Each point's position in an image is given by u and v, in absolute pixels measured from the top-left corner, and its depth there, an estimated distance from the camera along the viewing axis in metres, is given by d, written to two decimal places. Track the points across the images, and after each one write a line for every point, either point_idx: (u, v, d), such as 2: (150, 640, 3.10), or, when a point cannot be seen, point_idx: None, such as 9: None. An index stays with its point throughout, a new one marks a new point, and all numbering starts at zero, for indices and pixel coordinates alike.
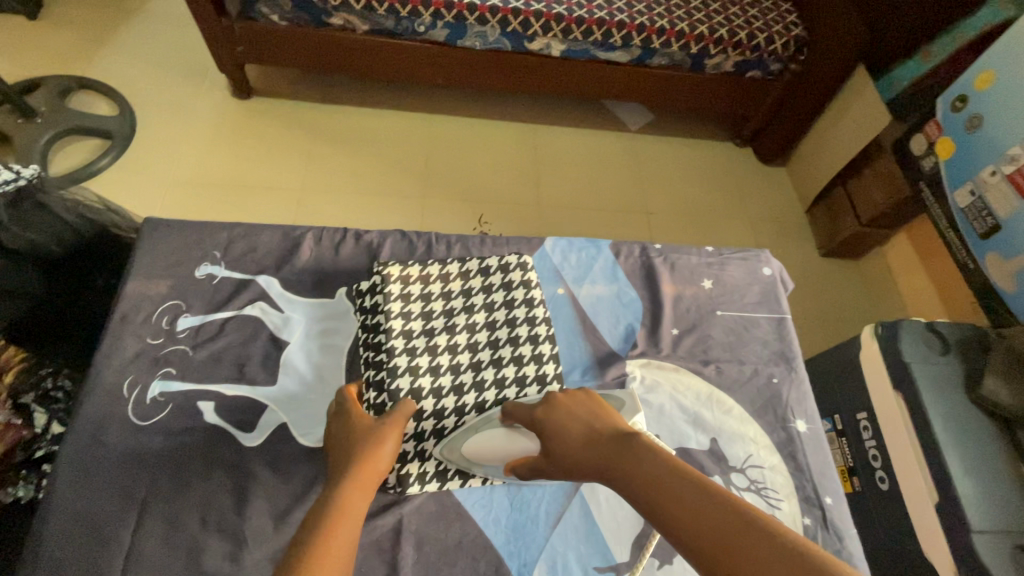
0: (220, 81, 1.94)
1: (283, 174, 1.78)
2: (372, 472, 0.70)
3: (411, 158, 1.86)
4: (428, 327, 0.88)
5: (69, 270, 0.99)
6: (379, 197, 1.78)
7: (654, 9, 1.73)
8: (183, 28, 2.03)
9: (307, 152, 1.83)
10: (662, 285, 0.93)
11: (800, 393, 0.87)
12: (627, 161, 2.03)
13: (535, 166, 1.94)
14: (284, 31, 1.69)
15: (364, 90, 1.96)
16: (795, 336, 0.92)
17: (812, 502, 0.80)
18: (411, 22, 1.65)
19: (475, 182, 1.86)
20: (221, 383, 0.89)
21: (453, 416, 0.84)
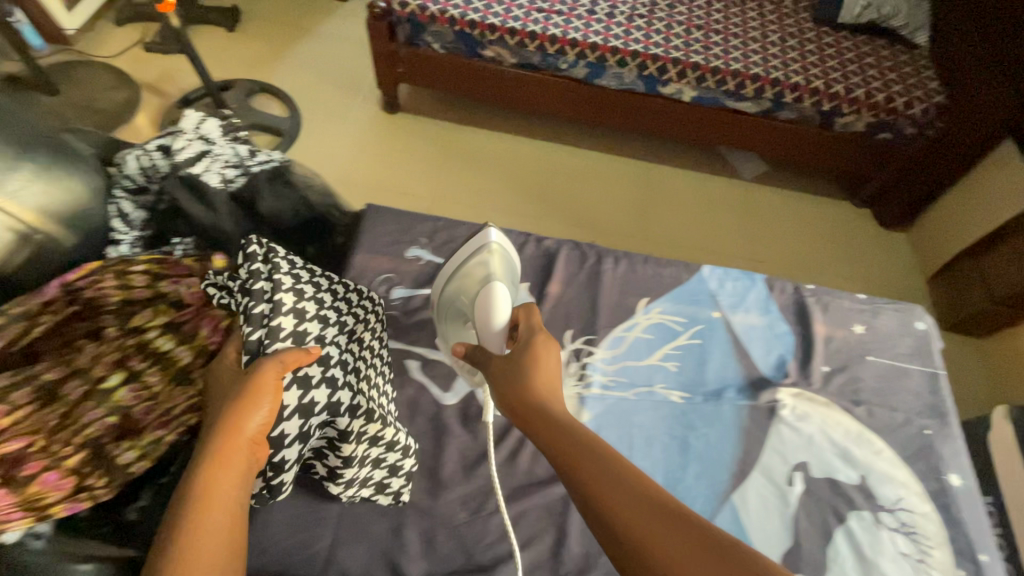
0: (373, 96, 2.19)
1: (420, 183, 1.97)
2: (244, 452, 0.65)
3: (534, 181, 2.00)
4: (319, 314, 0.84)
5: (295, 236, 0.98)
6: (501, 213, 1.92)
7: (789, 65, 1.78)
8: (349, 48, 2.32)
9: (442, 164, 2.01)
10: (816, 324, 0.94)
11: (953, 448, 0.86)
12: (736, 207, 2.06)
13: (645, 201, 2.01)
14: (441, 58, 1.90)
15: (497, 116, 2.14)
16: (948, 393, 0.91)
17: (965, 556, 0.78)
18: (555, 59, 1.80)
19: (591, 209, 1.97)
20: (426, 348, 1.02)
21: (345, 415, 0.80)
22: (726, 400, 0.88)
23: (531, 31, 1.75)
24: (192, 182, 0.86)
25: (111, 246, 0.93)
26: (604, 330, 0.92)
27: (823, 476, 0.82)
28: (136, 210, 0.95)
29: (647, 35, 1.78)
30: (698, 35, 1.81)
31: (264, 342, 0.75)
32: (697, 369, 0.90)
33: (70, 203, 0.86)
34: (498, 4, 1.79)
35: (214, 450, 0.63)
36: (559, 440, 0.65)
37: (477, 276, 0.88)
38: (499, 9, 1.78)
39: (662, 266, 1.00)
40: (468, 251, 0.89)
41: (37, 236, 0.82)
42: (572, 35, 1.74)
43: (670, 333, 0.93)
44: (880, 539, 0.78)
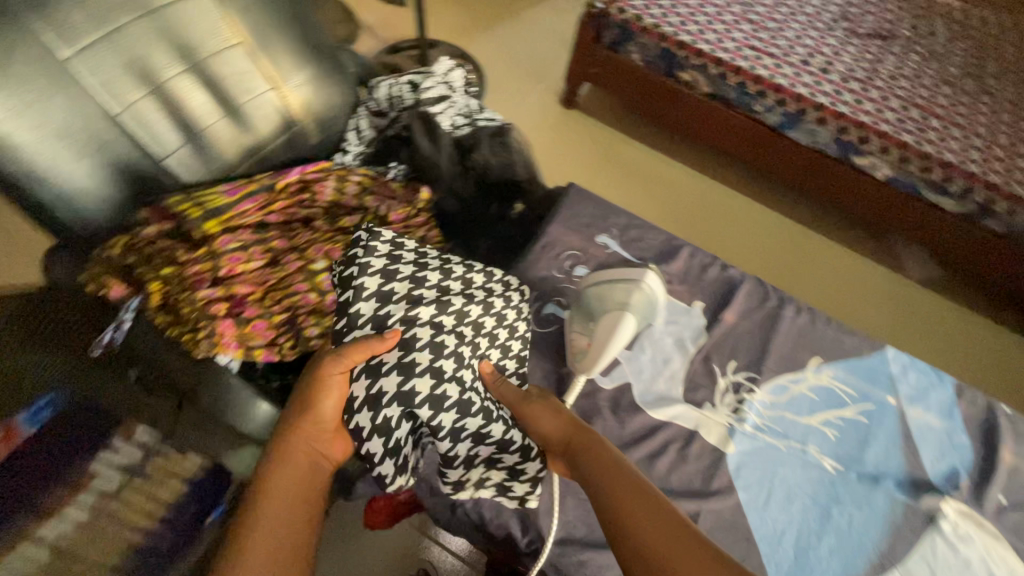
0: (554, 88, 2.27)
1: (576, 166, 2.05)
2: (301, 466, 0.63)
3: (683, 197, 2.00)
4: (415, 296, 0.72)
5: (497, 191, 1.04)
6: (644, 208, 1.96)
7: (1014, 174, 1.60)
8: (545, 40, 2.42)
9: (599, 165, 2.06)
10: (1006, 449, 0.75)
11: None
12: (890, 288, 1.91)
13: (791, 248, 1.94)
14: (636, 70, 1.93)
15: (665, 140, 2.13)
16: None
17: None
18: (752, 99, 1.76)
19: (732, 237, 1.94)
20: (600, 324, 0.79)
21: (449, 411, 0.67)
22: (879, 490, 0.71)
23: (737, 65, 1.72)
24: (428, 118, 0.97)
25: (337, 153, 1.04)
26: (772, 373, 0.77)
27: None
28: (369, 128, 1.05)
29: (859, 100, 1.69)
30: (915, 115, 1.68)
31: (342, 331, 0.70)
32: (864, 451, 0.73)
33: (326, 106, 0.99)
34: (712, 33, 1.78)
35: (275, 463, 0.62)
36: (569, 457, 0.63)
37: (617, 297, 0.72)
38: (711, 37, 1.77)
39: (846, 331, 0.83)
40: (595, 276, 0.76)
41: (296, 125, 0.96)
42: (779, 80, 1.69)
43: (835, 400, 0.77)
44: None
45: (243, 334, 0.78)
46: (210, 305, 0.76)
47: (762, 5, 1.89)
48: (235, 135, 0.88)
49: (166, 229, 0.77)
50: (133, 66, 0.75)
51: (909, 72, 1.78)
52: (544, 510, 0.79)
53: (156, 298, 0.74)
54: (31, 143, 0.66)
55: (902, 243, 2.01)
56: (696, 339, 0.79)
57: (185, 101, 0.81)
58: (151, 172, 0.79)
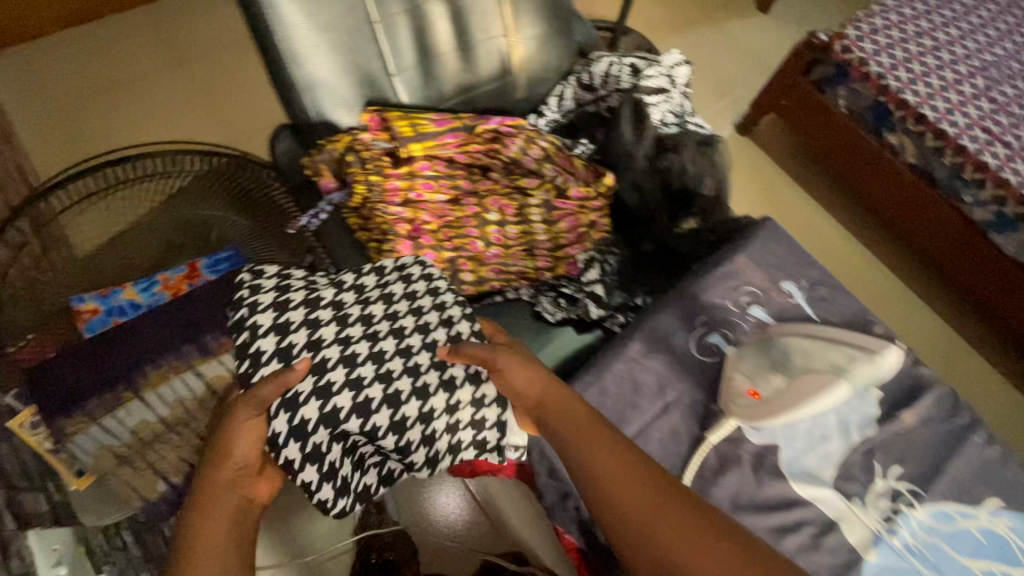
0: (732, 109, 2.14)
1: (751, 197, 1.95)
2: (223, 498, 0.61)
3: (856, 255, 1.86)
4: (312, 317, 0.70)
5: (680, 202, 0.94)
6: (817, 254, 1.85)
7: None
8: (739, 57, 2.27)
9: (772, 202, 1.94)
10: None
11: None
12: None
13: (961, 344, 1.75)
14: (836, 116, 1.75)
15: (836, 198, 1.94)
16: None
17: None
18: (963, 185, 1.55)
19: (901, 310, 1.78)
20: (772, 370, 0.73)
21: (382, 416, 0.68)
22: None
23: (964, 143, 1.51)
24: (640, 107, 0.92)
25: (535, 114, 1.04)
26: (937, 495, 0.68)
27: None
28: (571, 100, 1.03)
29: None
30: None
31: (250, 372, 0.67)
32: None
33: (541, 67, 0.99)
34: (942, 99, 1.57)
35: (198, 512, 0.59)
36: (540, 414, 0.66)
37: (825, 359, 0.70)
38: (940, 104, 1.57)
39: None
40: (789, 328, 0.73)
41: (510, 77, 0.97)
42: (1008, 174, 1.47)
43: (1007, 558, 0.65)
44: None
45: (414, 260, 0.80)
46: (400, 221, 0.78)
47: (1013, 84, 1.64)
48: (457, 68, 0.89)
49: (379, 142, 0.82)
50: None
51: None
52: None
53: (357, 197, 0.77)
54: (301, 33, 0.72)
55: None
56: (863, 427, 0.69)
57: (431, 23, 0.83)
58: (381, 85, 0.83)
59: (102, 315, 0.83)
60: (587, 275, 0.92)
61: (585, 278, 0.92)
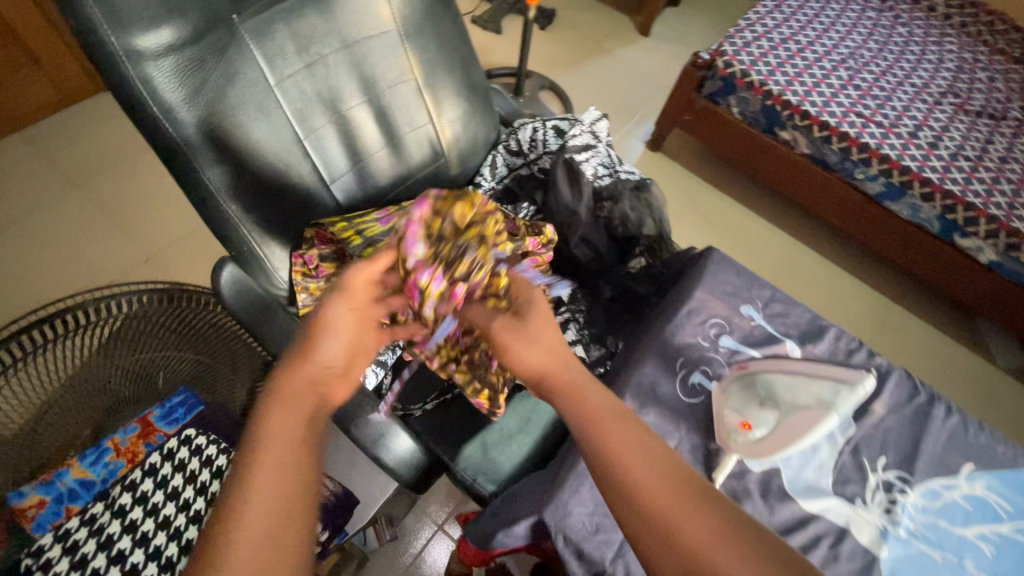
0: (640, 129, 2.27)
1: (702, 212, 2.05)
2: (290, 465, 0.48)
3: (797, 243, 2.00)
4: (115, 553, 0.65)
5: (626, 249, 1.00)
6: (776, 254, 1.97)
7: None
8: (626, 78, 2.44)
9: (721, 209, 2.05)
10: None
11: None
12: (978, 372, 1.84)
13: (884, 319, 1.88)
14: (733, 122, 1.91)
15: (750, 194, 2.10)
16: None
17: None
18: (854, 166, 1.73)
19: (838, 302, 1.88)
20: (777, 381, 0.71)
21: None
22: None
23: (845, 132, 1.70)
24: (573, 165, 0.97)
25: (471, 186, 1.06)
26: (922, 476, 0.74)
27: None
28: (503, 166, 1.06)
29: (970, 180, 1.66)
30: None
31: None
32: (1021, 571, 0.70)
33: (470, 144, 1.01)
34: (819, 95, 1.77)
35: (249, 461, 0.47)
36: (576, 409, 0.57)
37: (812, 392, 0.70)
38: (818, 99, 1.76)
39: (997, 437, 0.79)
40: (767, 366, 0.73)
41: (443, 157, 0.98)
42: (886, 151, 1.67)
43: (981, 516, 0.73)
44: None
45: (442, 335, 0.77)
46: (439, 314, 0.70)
47: (868, 70, 1.88)
48: (391, 163, 0.90)
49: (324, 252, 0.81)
50: (325, 95, 0.78)
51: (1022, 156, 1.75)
52: None
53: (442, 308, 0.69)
54: (228, 171, 0.69)
55: (991, 325, 1.94)
56: (843, 430, 0.76)
57: (358, 127, 0.83)
58: (320, 197, 0.81)
59: (51, 505, 0.74)
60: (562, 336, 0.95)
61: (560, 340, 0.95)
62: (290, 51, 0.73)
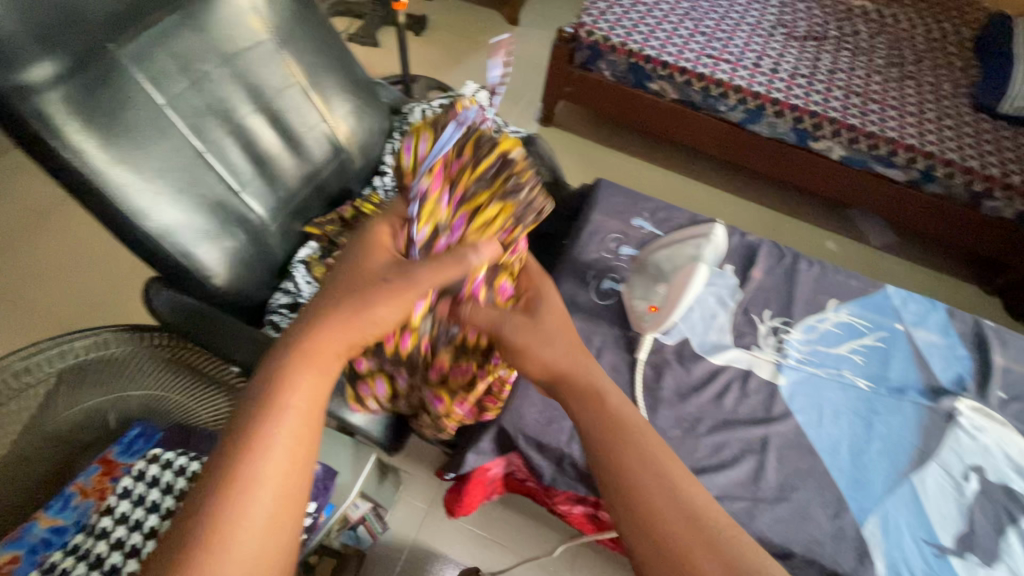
0: (530, 109, 2.42)
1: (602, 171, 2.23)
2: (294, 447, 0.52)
3: (689, 180, 2.23)
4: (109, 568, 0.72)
5: None
6: (673, 194, 2.18)
7: (945, 144, 1.86)
8: (507, 65, 2.60)
9: (617, 165, 2.24)
10: (994, 355, 0.90)
11: None
12: (856, 253, 2.15)
13: (773, 228, 2.15)
14: (608, 84, 2.10)
15: (640, 146, 2.30)
16: None
17: None
18: (717, 101, 1.97)
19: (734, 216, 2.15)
20: (659, 259, 0.88)
21: None
22: (905, 399, 0.84)
23: (701, 72, 1.92)
24: None
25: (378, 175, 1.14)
26: (799, 316, 0.91)
27: (998, 481, 0.78)
28: None
29: (809, 93, 1.93)
30: (856, 100, 1.94)
31: None
32: (887, 366, 0.87)
33: (368, 135, 1.09)
34: (672, 45, 1.99)
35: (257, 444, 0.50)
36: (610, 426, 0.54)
37: (685, 254, 0.88)
38: (673, 49, 1.98)
39: (850, 275, 0.98)
40: (647, 254, 0.90)
41: (344, 152, 1.05)
42: (738, 82, 1.91)
43: (852, 334, 0.90)
44: None
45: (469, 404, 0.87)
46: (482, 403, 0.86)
47: (709, 17, 2.13)
48: (296, 164, 0.96)
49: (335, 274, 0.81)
50: (215, 108, 0.83)
51: (845, 65, 2.06)
52: None
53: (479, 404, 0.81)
54: (137, 191, 0.72)
55: (858, 212, 2.26)
56: (733, 296, 0.91)
57: (255, 134, 0.89)
58: (233, 204, 0.86)
59: (26, 557, 0.74)
60: None
61: None
62: (173, 72, 0.78)
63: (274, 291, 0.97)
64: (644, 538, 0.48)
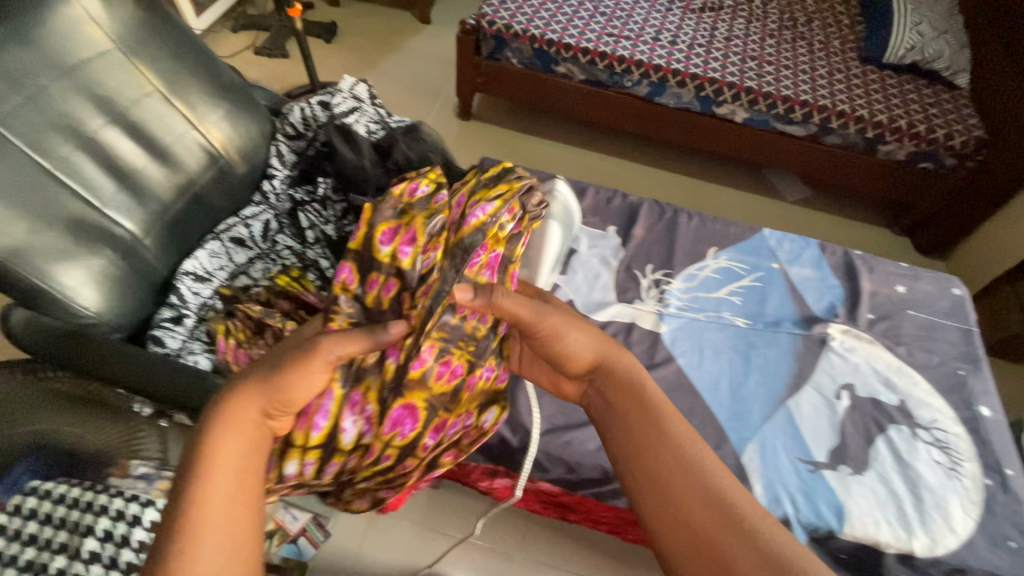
0: (449, 105, 2.43)
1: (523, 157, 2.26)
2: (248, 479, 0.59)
3: (610, 157, 2.29)
4: None
5: None
6: (595, 172, 2.24)
7: (837, 96, 1.95)
8: (422, 63, 2.59)
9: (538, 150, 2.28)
10: (862, 280, 0.95)
11: (987, 387, 0.86)
12: (774, 210, 2.24)
13: (693, 194, 2.23)
14: (518, 72, 2.12)
15: (559, 130, 2.35)
16: (984, 348, 0.91)
17: (994, 467, 0.77)
18: (622, 78, 2.02)
19: (656, 189, 2.21)
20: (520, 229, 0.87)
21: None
22: (780, 332, 0.88)
23: (603, 51, 1.97)
24: (345, 127, 1.09)
25: (268, 178, 1.13)
26: (680, 266, 0.94)
27: (866, 396, 0.83)
28: (289, 153, 1.14)
29: (707, 60, 2.00)
30: (752, 64, 2.02)
31: None
32: (764, 303, 0.91)
33: (247, 138, 1.07)
34: (573, 27, 2.03)
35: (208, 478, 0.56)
36: (644, 441, 0.65)
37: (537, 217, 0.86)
38: (574, 31, 2.02)
39: (728, 223, 1.02)
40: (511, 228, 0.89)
41: (222, 159, 1.03)
42: (639, 57, 1.96)
43: (731, 277, 0.94)
44: (919, 449, 0.78)
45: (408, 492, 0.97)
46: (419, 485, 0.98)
47: None
48: (167, 175, 0.94)
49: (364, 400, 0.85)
50: (59, 123, 0.80)
51: (740, 32, 2.14)
52: (529, 411, 0.97)
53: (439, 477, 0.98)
54: None
55: (773, 171, 2.36)
56: (615, 255, 0.94)
57: (112, 147, 0.86)
58: (95, 220, 0.83)
59: None
60: None
61: None
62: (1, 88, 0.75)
63: (160, 306, 0.95)
64: (677, 531, 0.59)
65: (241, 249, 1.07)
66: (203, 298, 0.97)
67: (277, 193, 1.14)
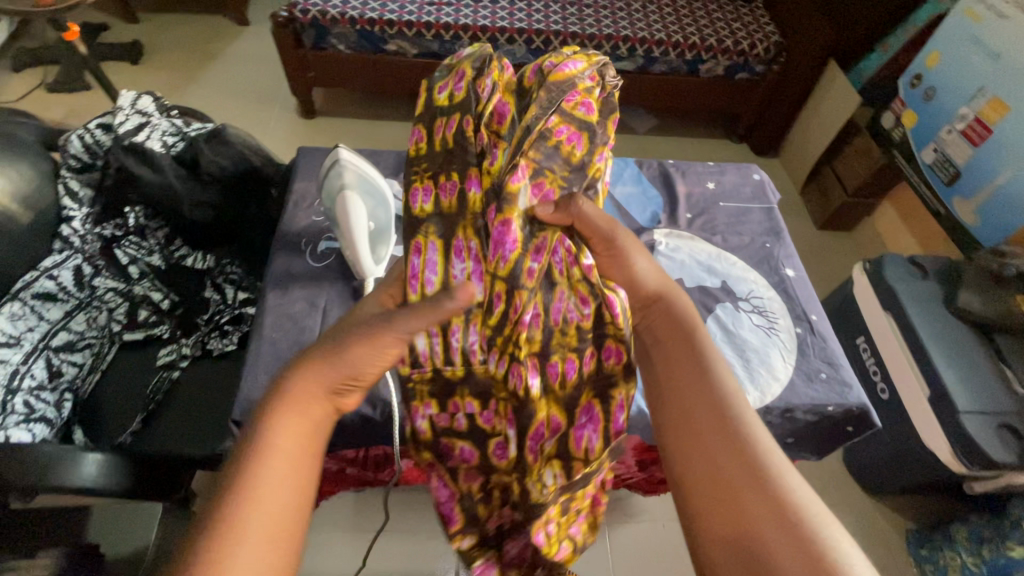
0: (289, 105, 2.30)
1: (379, 144, 2.21)
2: (308, 432, 0.60)
3: None
4: None
5: (240, 192, 1.09)
6: None
7: (653, 26, 2.08)
8: (248, 67, 2.42)
9: (394, 134, 2.24)
10: (676, 185, 1.04)
11: (789, 252, 0.98)
12: (627, 143, 2.38)
13: None
14: (348, 58, 2.05)
15: (409, 109, 2.32)
16: (782, 219, 1.04)
17: (801, 318, 0.90)
18: (453, 45, 2.01)
19: None
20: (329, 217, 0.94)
21: None
22: None
23: (427, 21, 1.95)
24: (136, 146, 1.01)
25: (63, 222, 1.00)
26: None
27: (694, 285, 0.92)
28: (83, 188, 1.03)
29: (530, 13, 2.04)
30: (573, 9, 2.10)
31: None
32: None
33: (19, 181, 0.93)
34: (392, 3, 1.98)
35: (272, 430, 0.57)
36: (691, 395, 0.66)
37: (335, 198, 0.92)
38: (394, 7, 1.97)
39: None
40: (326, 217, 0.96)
41: None
42: (464, 21, 1.96)
43: None
44: (741, 318, 0.88)
45: (552, 525, 0.78)
46: (568, 532, 0.83)
47: None
48: None
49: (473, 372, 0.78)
50: None
51: None
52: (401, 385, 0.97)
53: (580, 541, 0.85)
54: None
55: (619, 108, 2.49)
56: None
57: None
58: None
59: None
60: (228, 295, 1.05)
61: (229, 299, 1.05)
62: None
63: None
64: (704, 487, 0.60)
65: (51, 303, 0.93)
66: (12, 366, 0.84)
67: (80, 234, 1.00)
